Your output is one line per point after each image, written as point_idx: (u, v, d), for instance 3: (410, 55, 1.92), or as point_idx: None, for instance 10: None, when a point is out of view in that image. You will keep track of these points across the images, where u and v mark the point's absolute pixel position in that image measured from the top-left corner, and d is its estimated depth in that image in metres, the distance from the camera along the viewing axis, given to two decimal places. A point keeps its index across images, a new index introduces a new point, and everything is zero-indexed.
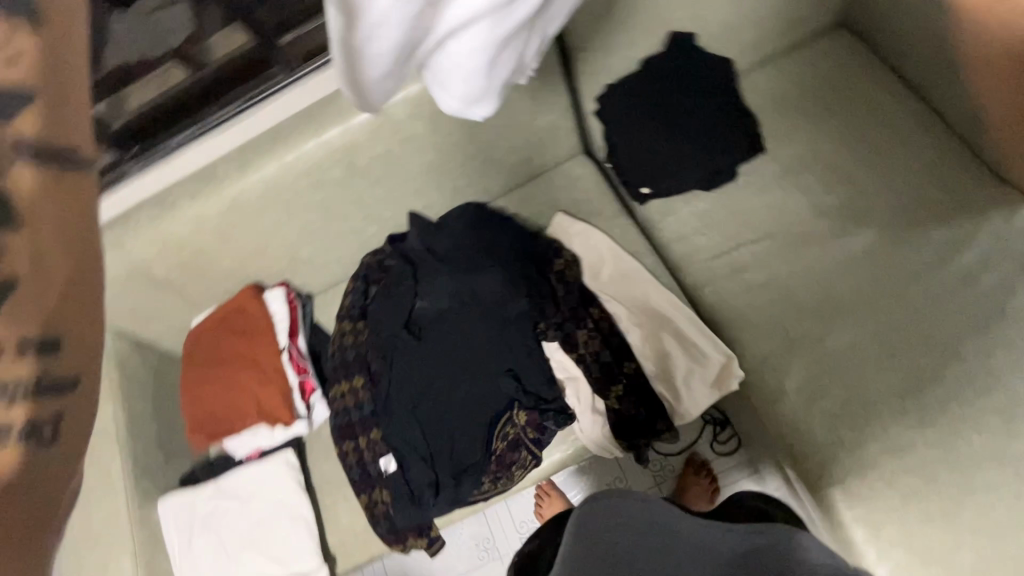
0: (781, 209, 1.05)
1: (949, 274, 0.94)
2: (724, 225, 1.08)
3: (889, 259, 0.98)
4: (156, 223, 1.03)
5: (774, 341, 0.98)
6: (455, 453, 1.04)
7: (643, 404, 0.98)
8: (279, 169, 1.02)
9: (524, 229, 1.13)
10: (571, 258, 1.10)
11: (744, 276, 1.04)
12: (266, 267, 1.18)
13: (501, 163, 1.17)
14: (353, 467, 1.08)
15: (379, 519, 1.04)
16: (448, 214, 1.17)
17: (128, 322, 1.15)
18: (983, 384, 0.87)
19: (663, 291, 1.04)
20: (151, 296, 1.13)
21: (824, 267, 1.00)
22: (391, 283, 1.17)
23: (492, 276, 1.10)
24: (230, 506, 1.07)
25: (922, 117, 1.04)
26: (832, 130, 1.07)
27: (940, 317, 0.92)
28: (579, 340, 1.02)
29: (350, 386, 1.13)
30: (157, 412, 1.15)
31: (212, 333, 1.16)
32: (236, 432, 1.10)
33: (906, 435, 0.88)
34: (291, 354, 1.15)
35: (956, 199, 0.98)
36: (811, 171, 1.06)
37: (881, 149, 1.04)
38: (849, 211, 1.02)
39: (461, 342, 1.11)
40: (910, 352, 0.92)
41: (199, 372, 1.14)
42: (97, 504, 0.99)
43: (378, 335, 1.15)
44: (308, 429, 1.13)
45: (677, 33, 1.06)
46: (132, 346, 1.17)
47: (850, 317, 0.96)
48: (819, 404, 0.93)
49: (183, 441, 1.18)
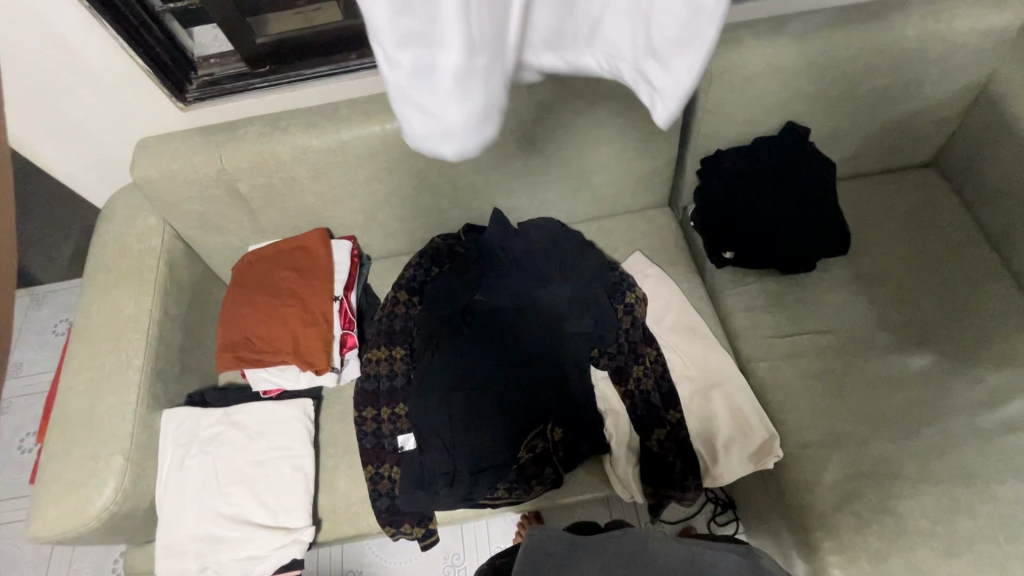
0: (846, 312, 1.10)
1: (998, 416, 0.97)
2: (790, 310, 1.12)
3: (943, 387, 1.01)
4: (261, 141, 1.03)
5: (818, 432, 1.00)
6: (478, 451, 0.99)
7: (680, 454, 0.98)
8: (399, 127, 1.03)
9: (602, 256, 1.14)
10: (639, 297, 1.11)
11: (800, 361, 1.06)
12: (342, 217, 1.18)
13: (594, 190, 1.20)
14: (368, 435, 1.05)
15: (380, 494, 1.02)
16: (532, 221, 1.18)
17: (190, 227, 1.13)
18: (1014, 530, 0.88)
19: (722, 354, 1.06)
20: (224, 209, 1.11)
21: (878, 376, 1.03)
22: (457, 266, 1.15)
23: (561, 290, 1.08)
24: (234, 437, 1.02)
25: (995, 266, 1.10)
26: (908, 256, 1.13)
27: (982, 454, 0.94)
28: (633, 375, 1.03)
29: (388, 354, 1.10)
30: (187, 323, 1.11)
31: (270, 262, 1.15)
32: (265, 364, 1.07)
33: (930, 558, 0.88)
34: (341, 305, 1.13)
35: (1015, 348, 1.02)
36: (883, 285, 1.11)
37: (952, 283, 1.09)
38: (912, 331, 1.06)
39: (512, 343, 1.07)
40: (948, 480, 0.93)
41: (245, 295, 1.11)
42: (106, 395, 0.94)
43: (429, 310, 1.12)
44: (335, 383, 1.10)
45: (794, 122, 1.12)
46: (184, 251, 1.15)
47: (896, 430, 0.98)
48: (850, 504, 0.93)
49: (201, 360, 1.14)
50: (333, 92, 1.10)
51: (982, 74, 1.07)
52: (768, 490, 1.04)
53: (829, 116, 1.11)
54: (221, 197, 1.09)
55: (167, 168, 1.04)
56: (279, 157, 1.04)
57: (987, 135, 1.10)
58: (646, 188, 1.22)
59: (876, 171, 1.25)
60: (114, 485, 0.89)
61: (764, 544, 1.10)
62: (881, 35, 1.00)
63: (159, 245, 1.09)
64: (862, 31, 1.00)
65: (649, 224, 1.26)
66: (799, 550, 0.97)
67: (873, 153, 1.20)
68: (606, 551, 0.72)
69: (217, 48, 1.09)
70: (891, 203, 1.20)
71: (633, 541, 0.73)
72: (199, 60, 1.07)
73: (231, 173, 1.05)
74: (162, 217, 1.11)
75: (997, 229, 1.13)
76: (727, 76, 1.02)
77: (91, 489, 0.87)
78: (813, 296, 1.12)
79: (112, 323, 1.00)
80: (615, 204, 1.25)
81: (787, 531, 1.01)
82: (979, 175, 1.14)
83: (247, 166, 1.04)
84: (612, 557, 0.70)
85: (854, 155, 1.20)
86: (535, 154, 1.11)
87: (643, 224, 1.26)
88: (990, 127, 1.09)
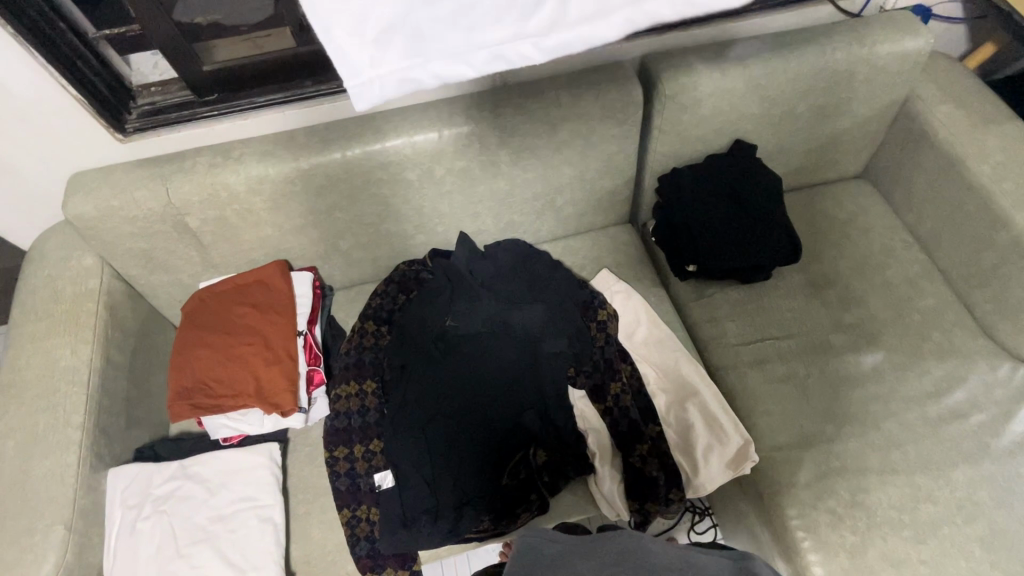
0: (803, 316, 1.16)
1: (943, 405, 1.05)
2: (752, 317, 1.17)
3: (894, 380, 1.08)
4: (212, 172, 0.98)
5: (787, 434, 1.04)
6: (460, 483, 0.97)
7: (663, 467, 0.98)
8: (360, 154, 1.01)
9: (572, 275, 1.15)
10: (610, 315, 1.12)
11: (765, 366, 1.11)
12: (302, 248, 1.13)
13: (558, 211, 1.22)
14: (342, 476, 1.00)
15: (359, 539, 0.96)
16: (499, 244, 1.18)
17: (132, 265, 1.05)
18: (970, 512, 0.95)
19: (693, 364, 1.08)
20: (171, 244, 1.04)
21: (836, 375, 1.09)
22: (427, 294, 1.14)
23: (534, 310, 1.09)
24: (193, 491, 0.94)
25: (927, 266, 1.20)
26: (851, 261, 1.22)
27: (936, 443, 1.01)
28: (610, 392, 1.04)
29: (358, 389, 1.06)
30: (133, 370, 1.02)
31: (225, 299, 1.08)
32: (223, 410, 0.99)
33: (901, 546, 0.92)
34: (305, 339, 1.08)
35: (952, 341, 1.11)
36: (832, 290, 1.18)
37: (891, 283, 1.18)
38: (863, 331, 1.13)
39: (488, 369, 1.05)
40: (909, 469, 0.99)
41: (198, 336, 1.04)
42: (42, 458, 0.85)
43: (400, 342, 1.09)
44: (302, 424, 1.03)
45: (742, 140, 1.18)
46: (126, 292, 1.06)
47: (857, 425, 1.03)
48: (823, 502, 0.97)
49: (150, 410, 1.05)
50: (289, 120, 1.06)
51: (902, 92, 1.18)
52: (746, 494, 1.07)
53: (773, 133, 1.18)
54: (168, 232, 1.02)
55: (107, 204, 0.96)
56: (232, 189, 0.99)
57: (910, 147, 1.21)
58: (608, 207, 1.25)
59: (816, 182, 1.34)
60: (56, 560, 0.80)
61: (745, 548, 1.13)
62: (814, 59, 1.08)
63: (98, 287, 1.01)
64: (798, 56, 1.08)
65: (612, 242, 1.28)
66: (780, 552, 1.00)
67: (812, 166, 1.29)
68: (600, 549, 0.70)
69: (158, 75, 1.03)
70: (832, 212, 1.28)
71: (630, 541, 0.72)
72: (139, 88, 1.01)
73: (180, 207, 0.99)
74: (100, 256, 1.03)
75: (924, 233, 1.23)
76: (680, 98, 1.07)
77: (28, 567, 0.78)
78: (770, 302, 1.18)
79: (46, 377, 0.91)
80: (578, 223, 1.27)
81: (767, 535, 1.03)
82: (905, 184, 1.24)
83: (197, 199, 0.98)
84: (608, 552, 0.69)
85: (796, 169, 1.28)
86: (500, 178, 1.11)
87: (606, 242, 1.28)
88: (912, 140, 1.20)
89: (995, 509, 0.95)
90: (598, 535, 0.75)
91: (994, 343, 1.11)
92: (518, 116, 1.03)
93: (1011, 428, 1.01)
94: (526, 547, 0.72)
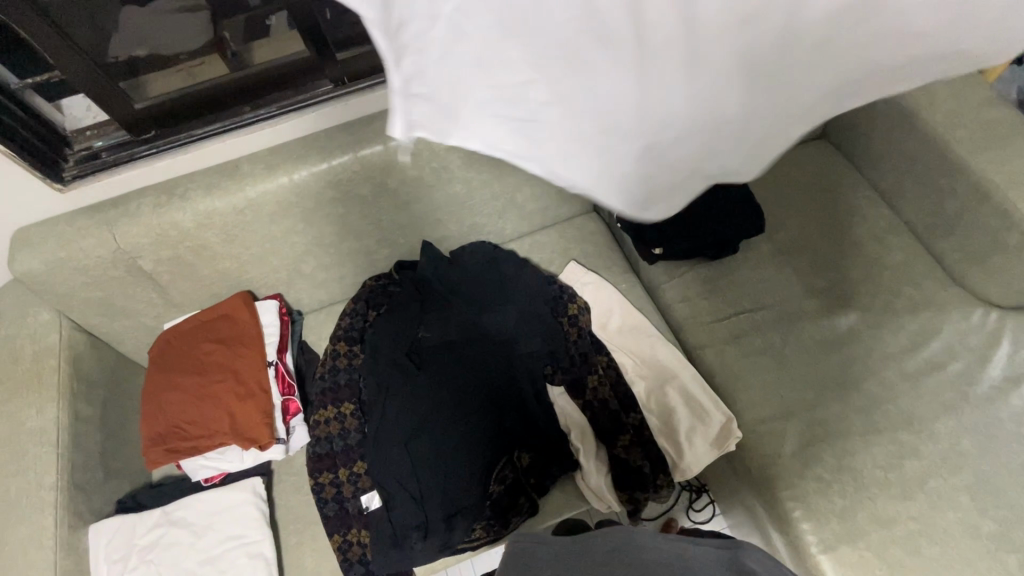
0: (775, 286, 1.16)
1: (920, 358, 1.05)
2: (724, 293, 1.16)
3: (870, 339, 1.08)
4: (158, 212, 0.95)
5: (770, 406, 1.03)
6: (449, 496, 0.96)
7: (647, 456, 0.98)
8: (309, 175, 0.98)
9: (541, 271, 1.14)
10: (581, 308, 1.12)
11: (742, 341, 1.10)
12: (264, 276, 1.11)
13: (520, 208, 1.20)
14: (328, 502, 0.99)
15: (352, 563, 0.96)
16: (463, 248, 1.16)
17: (91, 315, 1.03)
18: (955, 463, 0.95)
19: (667, 347, 1.08)
20: (127, 289, 1.02)
21: (813, 341, 1.09)
22: (397, 307, 1.12)
23: (506, 313, 1.08)
24: (181, 537, 0.94)
25: (893, 221, 1.20)
26: (818, 223, 1.21)
27: (916, 397, 1.01)
28: (589, 385, 1.03)
29: (336, 412, 1.05)
30: (106, 421, 1.01)
31: (191, 338, 1.06)
32: (200, 451, 0.98)
33: (890, 505, 0.93)
34: (277, 369, 1.08)
35: (924, 293, 1.11)
36: (802, 255, 1.18)
37: (860, 241, 1.18)
38: (836, 294, 1.13)
39: (467, 377, 1.03)
40: (891, 425, 0.99)
41: (167, 379, 1.03)
42: (17, 524, 0.84)
43: (375, 359, 1.08)
44: (283, 455, 1.03)
45: None
46: (89, 342, 1.05)
47: (837, 389, 1.03)
48: (812, 470, 0.97)
49: (128, 459, 1.04)
50: (233, 148, 1.02)
51: None
52: (736, 470, 1.07)
53: None
54: (122, 278, 1.00)
55: (55, 258, 0.93)
56: (181, 227, 0.96)
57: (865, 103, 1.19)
58: (570, 198, 1.23)
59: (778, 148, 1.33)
60: None
61: (743, 522, 1.13)
62: None
63: (58, 341, 0.99)
64: None
65: (579, 233, 1.27)
66: (774, 524, 1.00)
67: None
68: (584, 554, 0.68)
69: (93, 118, 1.00)
70: (795, 178, 1.28)
71: (616, 541, 0.69)
72: (74, 134, 0.98)
73: (130, 251, 0.96)
74: (56, 310, 1.01)
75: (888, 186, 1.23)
76: None
77: None
78: (741, 275, 1.18)
79: (11, 441, 0.89)
80: (543, 218, 1.25)
81: (761, 509, 1.03)
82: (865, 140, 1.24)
83: (147, 241, 0.96)
84: (591, 557, 0.67)
85: None
86: (455, 182, 1.09)
87: (573, 232, 1.27)
88: None
89: (980, 456, 0.95)
90: (587, 535, 0.73)
91: (966, 291, 1.11)
92: None
93: (988, 374, 1.02)
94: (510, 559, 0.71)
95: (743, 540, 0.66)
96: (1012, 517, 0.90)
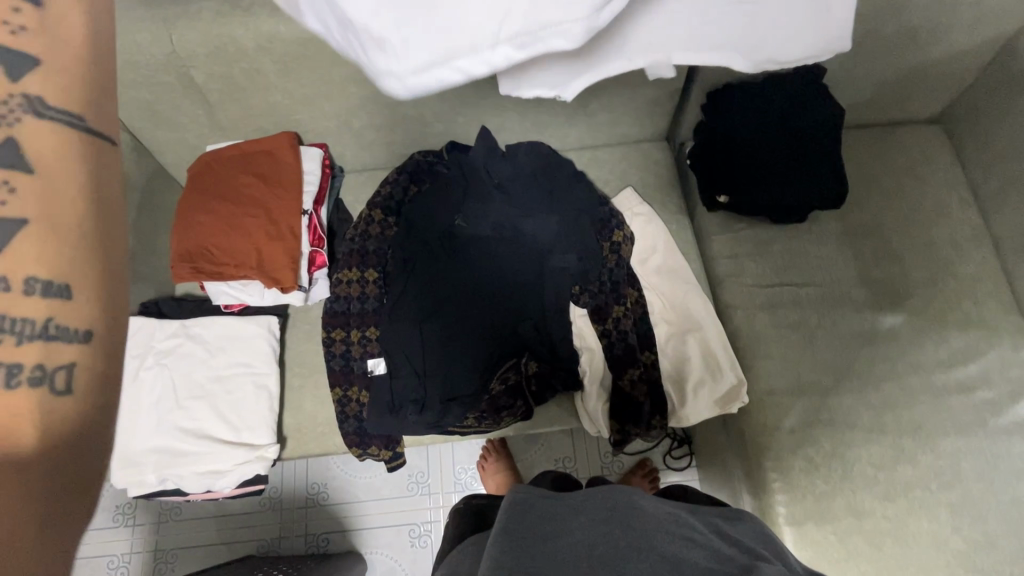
0: (830, 266, 1.09)
1: (953, 375, 1.01)
2: (775, 260, 1.10)
3: (908, 344, 1.03)
4: (218, 21, 0.88)
5: (785, 380, 1.02)
6: (450, 382, 0.98)
7: (650, 394, 0.99)
8: None
9: (593, 188, 1.07)
10: (625, 237, 1.06)
11: (777, 311, 1.07)
12: (314, 122, 1.06)
13: (590, 117, 1.12)
14: (334, 356, 1.02)
15: (347, 416, 1.01)
16: (519, 143, 1.09)
17: (137, 117, 1.00)
18: (948, 480, 0.95)
19: (698, 298, 1.04)
20: (176, 98, 0.98)
21: (849, 329, 1.05)
22: (440, 189, 1.08)
23: (548, 220, 1.04)
24: (194, 351, 0.99)
25: (978, 230, 1.11)
26: (897, 213, 1.12)
27: (933, 410, 0.99)
28: (612, 315, 1.02)
29: (358, 276, 1.05)
30: (138, 227, 1.03)
31: (230, 167, 1.04)
32: (224, 277, 1.00)
33: (869, 499, 0.94)
34: (310, 220, 1.06)
35: (981, 313, 1.05)
36: (868, 241, 1.10)
37: (935, 243, 1.10)
38: (890, 290, 1.07)
39: (492, 278, 1.03)
40: (899, 430, 0.98)
41: (200, 200, 1.02)
42: None
43: (407, 236, 1.06)
44: (301, 302, 1.05)
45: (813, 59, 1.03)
46: (132, 146, 1.04)
47: (857, 383, 1.01)
48: (803, 450, 0.98)
49: (155, 268, 1.07)
50: None
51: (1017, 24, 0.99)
52: (728, 431, 1.08)
53: (851, 60, 1.03)
54: (172, 84, 0.95)
55: None
56: (239, 44, 0.89)
57: (1004, 93, 1.05)
58: (644, 120, 1.14)
59: (884, 121, 1.20)
60: None
61: (718, 476, 1.16)
62: None
63: None
64: None
65: (642, 161, 1.19)
66: (749, 488, 1.03)
67: (883, 103, 1.14)
68: (591, 508, 0.66)
69: None
70: (891, 158, 1.17)
71: (621, 497, 0.67)
72: None
73: (184, 57, 0.91)
74: None
75: (988, 193, 1.12)
76: None
77: None
78: (797, 245, 1.11)
79: None
80: (609, 133, 1.17)
81: (741, 471, 1.06)
82: (984, 136, 1.11)
83: (203, 51, 0.90)
84: (595, 510, 0.65)
85: (864, 103, 1.14)
86: None
87: (637, 158, 1.20)
88: (1010, 84, 1.03)
89: (976, 481, 0.95)
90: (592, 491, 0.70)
91: None
92: None
93: (1015, 408, 0.99)
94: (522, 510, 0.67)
95: (736, 507, 0.73)
96: (983, 542, 0.91)
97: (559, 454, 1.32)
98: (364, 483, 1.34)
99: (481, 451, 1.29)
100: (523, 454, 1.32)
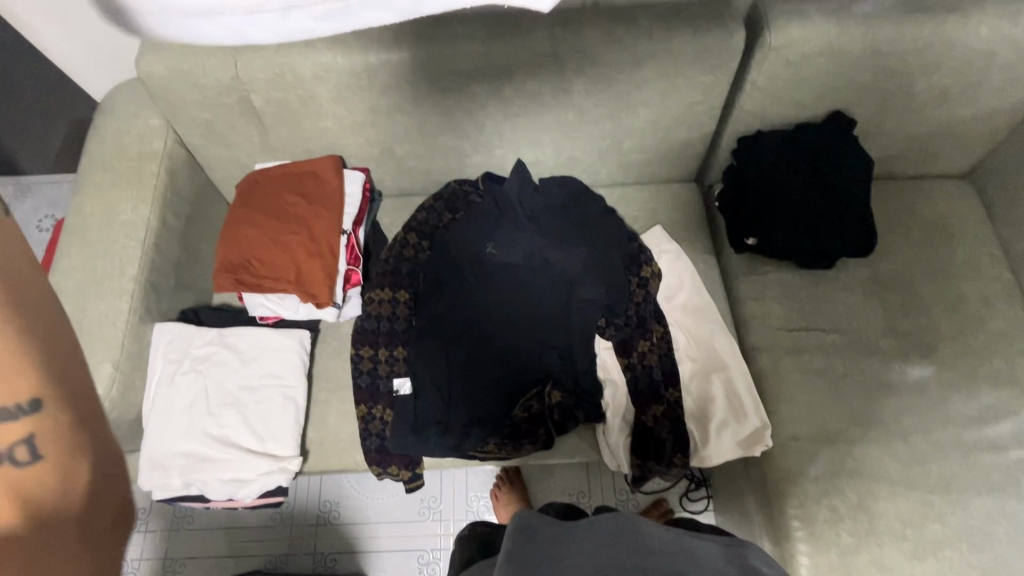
0: (858, 314, 1.09)
1: (984, 432, 0.99)
2: (801, 304, 1.11)
3: (937, 397, 1.02)
4: (281, 51, 0.94)
5: (809, 426, 1.01)
6: (474, 406, 0.99)
7: (673, 431, 0.99)
8: (432, 57, 0.95)
9: (623, 224, 1.10)
10: (654, 273, 1.07)
11: (803, 356, 1.06)
12: (358, 147, 1.12)
13: (622, 156, 1.15)
14: (361, 374, 1.03)
15: (370, 434, 1.01)
16: (553, 178, 1.13)
17: (194, 134, 1.07)
18: (979, 541, 0.92)
19: (724, 338, 1.04)
20: (233, 119, 1.04)
21: (875, 379, 1.04)
22: (475, 217, 1.12)
23: (577, 253, 1.07)
24: (227, 359, 1.01)
25: (1009, 287, 1.10)
26: (925, 265, 1.13)
27: (963, 467, 0.97)
28: (638, 349, 1.02)
29: (389, 296, 1.06)
30: (185, 237, 1.07)
31: (277, 185, 1.10)
32: (263, 289, 1.04)
33: (897, 556, 0.91)
34: (348, 240, 1.10)
35: (1012, 370, 1.03)
36: (897, 291, 1.11)
37: (964, 297, 1.09)
38: (918, 341, 1.06)
39: (521, 306, 1.06)
40: (927, 486, 0.96)
41: (247, 215, 1.07)
42: (98, 300, 0.93)
43: (440, 260, 1.10)
44: (334, 318, 1.08)
45: (843, 112, 1.06)
46: (187, 161, 1.10)
47: (883, 433, 1.00)
48: (827, 499, 0.96)
49: (196, 277, 1.11)
50: None
51: None
52: (749, 475, 1.07)
53: (881, 114, 1.06)
54: (231, 106, 1.01)
55: (177, 68, 0.95)
56: (298, 72, 0.96)
57: None
58: (675, 161, 1.17)
59: (912, 175, 1.22)
60: None
61: (736, 522, 1.14)
62: (953, 35, 0.93)
63: (160, 149, 1.03)
64: (935, 28, 0.93)
65: (671, 201, 1.22)
66: (770, 535, 1.01)
67: (912, 157, 1.16)
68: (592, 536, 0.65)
69: None
70: (919, 211, 1.18)
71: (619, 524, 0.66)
72: None
73: (245, 82, 0.97)
74: (165, 119, 1.05)
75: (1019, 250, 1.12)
76: (787, 52, 0.95)
77: None
78: (823, 291, 1.12)
79: (107, 228, 0.97)
80: (640, 173, 1.20)
81: (761, 518, 1.04)
82: (1015, 194, 1.12)
83: (264, 77, 0.96)
84: (596, 539, 0.65)
85: (893, 156, 1.16)
86: (571, 108, 1.04)
87: (665, 197, 1.22)
88: None
89: (1008, 544, 0.92)
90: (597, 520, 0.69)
91: None
92: (603, 44, 0.94)
93: None
94: (526, 537, 0.68)
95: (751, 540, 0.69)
96: None
97: (573, 487, 1.30)
98: (376, 505, 1.34)
99: (496, 478, 1.29)
100: (537, 485, 1.31)
